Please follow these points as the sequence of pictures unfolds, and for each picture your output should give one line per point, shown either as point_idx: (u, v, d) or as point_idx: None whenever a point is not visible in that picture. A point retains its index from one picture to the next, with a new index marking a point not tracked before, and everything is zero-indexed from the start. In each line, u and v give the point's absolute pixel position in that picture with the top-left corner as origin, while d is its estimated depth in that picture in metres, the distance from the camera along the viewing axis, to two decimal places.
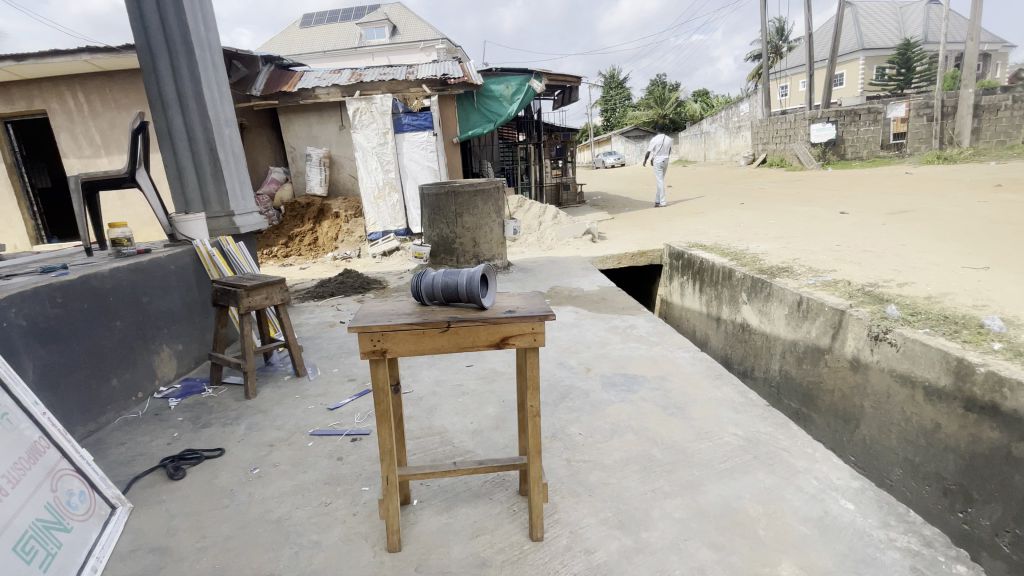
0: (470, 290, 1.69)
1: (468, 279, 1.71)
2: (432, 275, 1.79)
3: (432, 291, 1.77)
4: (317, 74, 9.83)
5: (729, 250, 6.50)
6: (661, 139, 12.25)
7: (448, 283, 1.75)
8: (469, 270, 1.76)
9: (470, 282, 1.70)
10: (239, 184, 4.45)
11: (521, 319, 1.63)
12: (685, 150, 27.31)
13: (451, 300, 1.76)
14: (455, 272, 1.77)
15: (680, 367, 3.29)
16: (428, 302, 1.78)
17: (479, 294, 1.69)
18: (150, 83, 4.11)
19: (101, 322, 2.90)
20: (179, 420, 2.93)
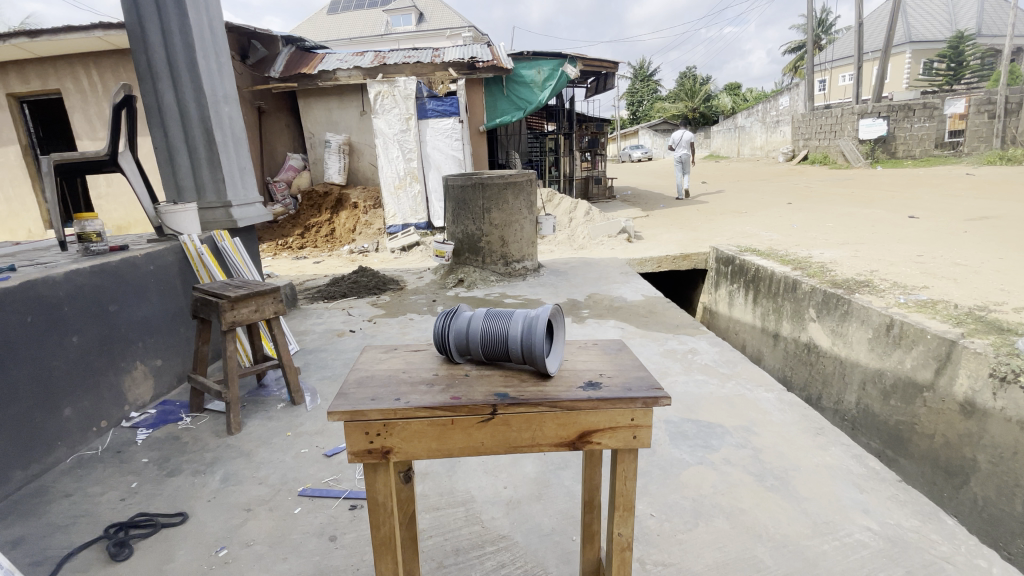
0: (527, 346, 1.05)
1: (528, 329, 1.06)
2: (469, 315, 1.15)
3: (466, 343, 1.13)
4: (339, 56, 9.27)
5: (789, 257, 5.72)
6: (682, 134, 11.51)
7: (495, 332, 1.11)
8: (529, 309, 1.11)
9: (530, 333, 1.06)
10: (238, 171, 3.86)
11: (614, 404, 0.99)
12: (717, 145, 26.14)
13: (496, 359, 1.12)
14: (503, 313, 1.13)
15: (767, 412, 2.60)
16: (460, 359, 1.15)
17: (542, 355, 1.04)
18: (139, 51, 3.54)
19: (52, 339, 2.32)
20: (141, 462, 2.36)
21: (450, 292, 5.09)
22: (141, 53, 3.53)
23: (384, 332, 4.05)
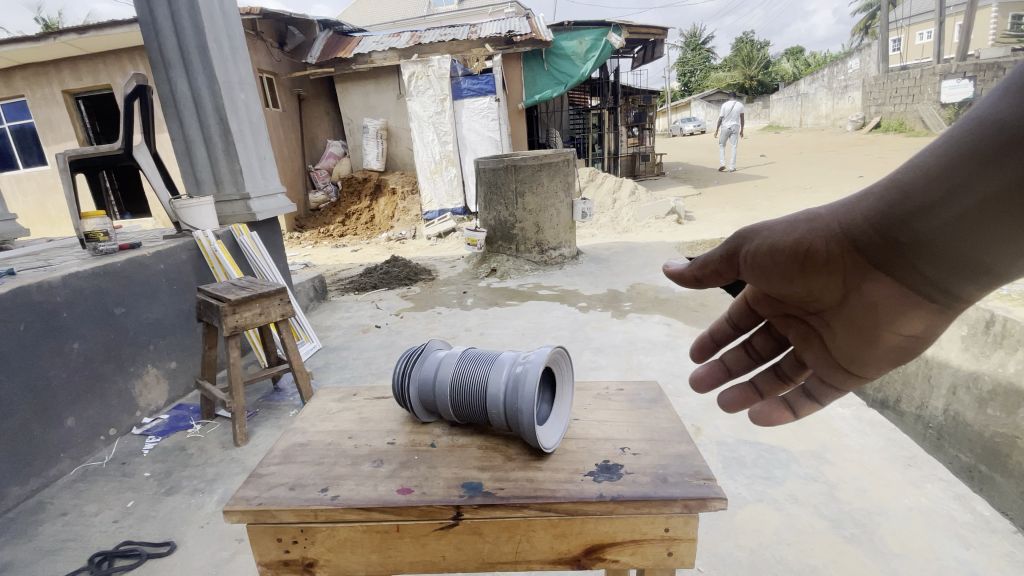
0: (514, 407, 0.98)
1: (503, 390, 1.02)
2: (458, 369, 1.11)
3: (456, 399, 1.09)
4: (375, 38, 9.06)
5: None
6: (731, 105, 10.93)
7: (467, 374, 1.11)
8: (510, 365, 1.05)
9: (516, 394, 0.98)
10: (257, 161, 3.68)
11: (631, 515, 0.89)
12: (777, 115, 24.32)
13: (486, 416, 1.06)
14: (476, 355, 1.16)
15: (843, 434, 2.17)
16: (451, 413, 1.10)
17: (528, 421, 0.96)
18: (150, 39, 3.39)
19: (48, 347, 2.23)
20: (143, 476, 2.23)
21: (482, 283, 4.80)
22: (152, 40, 3.39)
23: (410, 328, 3.80)
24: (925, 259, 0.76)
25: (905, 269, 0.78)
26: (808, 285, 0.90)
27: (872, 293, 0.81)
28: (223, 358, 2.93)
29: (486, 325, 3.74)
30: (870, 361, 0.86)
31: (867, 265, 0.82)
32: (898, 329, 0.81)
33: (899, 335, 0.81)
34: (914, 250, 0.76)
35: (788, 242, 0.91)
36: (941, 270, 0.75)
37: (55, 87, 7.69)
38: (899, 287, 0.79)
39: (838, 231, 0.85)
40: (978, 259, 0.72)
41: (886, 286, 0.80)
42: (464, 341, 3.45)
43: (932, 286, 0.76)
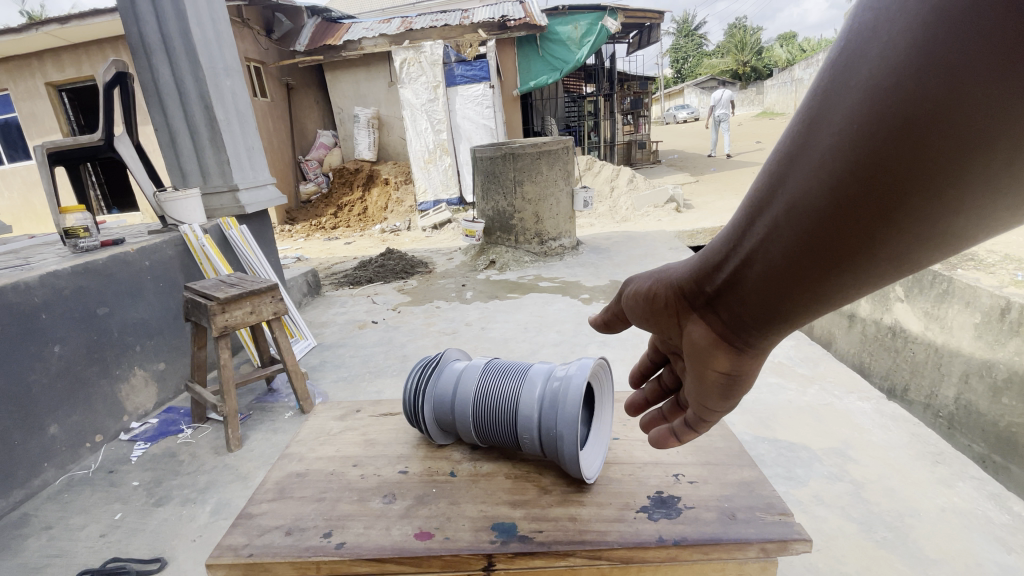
0: (553, 433, 1.13)
1: (546, 414, 1.16)
2: (486, 394, 1.27)
3: (491, 422, 1.25)
4: (365, 25, 8.84)
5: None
6: (721, 94, 11.08)
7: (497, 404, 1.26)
8: (550, 391, 1.18)
9: (557, 422, 1.13)
10: (246, 151, 3.53)
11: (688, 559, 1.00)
12: (772, 101, 24.13)
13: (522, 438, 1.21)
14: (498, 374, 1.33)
15: (866, 430, 2.09)
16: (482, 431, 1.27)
17: (570, 451, 1.10)
18: (130, 23, 3.20)
19: (26, 351, 2.09)
20: (132, 486, 2.11)
21: (481, 275, 4.68)
22: (132, 24, 3.20)
23: (409, 323, 3.68)
24: (723, 307, 0.77)
25: (712, 314, 0.79)
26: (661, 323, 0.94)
27: (692, 335, 0.84)
28: (213, 358, 2.80)
29: (487, 319, 3.62)
30: (704, 401, 0.88)
31: (690, 309, 0.84)
32: (715, 369, 0.83)
33: (718, 374, 0.83)
34: (716, 299, 0.77)
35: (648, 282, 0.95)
36: (734, 318, 0.75)
37: (38, 80, 7.44)
38: (710, 331, 0.80)
39: (675, 276, 0.87)
40: (755, 310, 0.72)
41: (701, 331, 0.82)
42: (465, 336, 3.34)
43: (729, 331, 0.77)
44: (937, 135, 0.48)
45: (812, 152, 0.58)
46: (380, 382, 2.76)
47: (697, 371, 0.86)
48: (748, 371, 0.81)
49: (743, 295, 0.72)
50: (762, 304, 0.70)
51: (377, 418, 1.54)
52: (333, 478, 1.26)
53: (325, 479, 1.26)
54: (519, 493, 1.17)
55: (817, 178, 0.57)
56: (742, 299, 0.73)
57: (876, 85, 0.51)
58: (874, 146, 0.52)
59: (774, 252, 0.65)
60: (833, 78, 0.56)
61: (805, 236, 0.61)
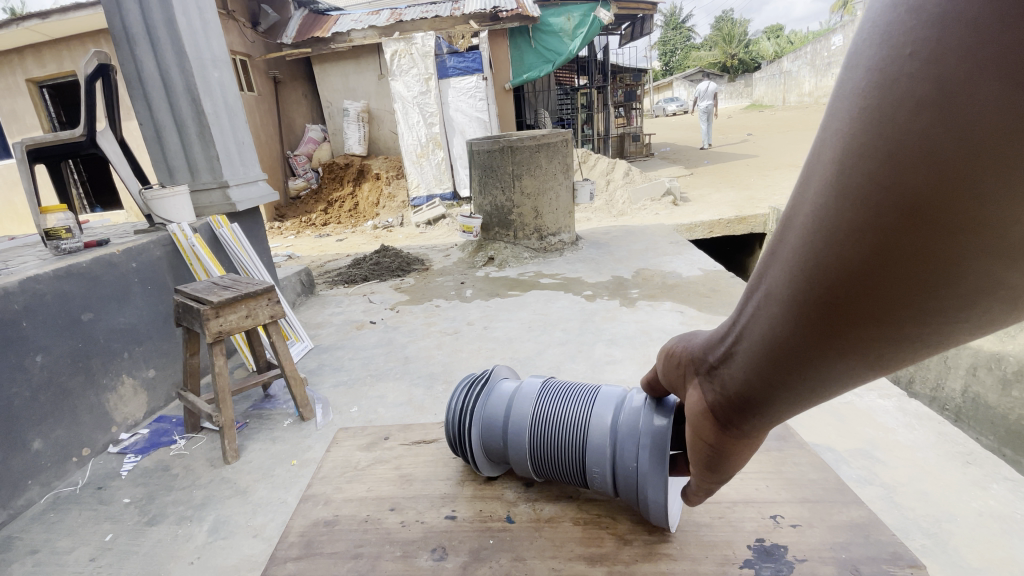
0: (629, 482, 1.23)
1: (622, 460, 1.25)
2: (555, 431, 1.38)
3: (561, 459, 1.36)
4: (353, 17, 8.64)
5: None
6: (705, 86, 11.23)
7: (565, 450, 1.35)
8: (627, 438, 1.26)
9: (634, 472, 1.22)
10: (235, 146, 3.38)
11: None
12: (761, 93, 24.10)
13: (596, 477, 1.31)
14: (543, 402, 1.45)
15: (890, 429, 2.02)
16: (551, 466, 1.39)
17: (648, 501, 1.19)
18: (110, 11, 3.03)
19: (6, 362, 1.95)
20: (122, 503, 1.98)
21: (479, 272, 4.57)
22: (113, 13, 3.03)
23: (408, 322, 3.57)
24: (718, 380, 0.75)
25: (708, 384, 0.78)
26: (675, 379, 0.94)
27: (692, 399, 0.83)
28: (206, 364, 2.68)
29: (490, 317, 3.52)
30: (701, 463, 0.88)
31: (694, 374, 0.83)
32: (707, 437, 0.82)
33: (709, 443, 0.82)
34: (714, 370, 0.76)
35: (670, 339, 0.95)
36: (726, 394, 0.74)
37: (17, 75, 7.15)
38: (706, 401, 0.79)
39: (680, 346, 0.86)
40: (745, 386, 0.70)
41: (699, 398, 0.81)
42: (467, 336, 3.23)
43: (722, 404, 0.76)
44: (917, 225, 0.48)
45: (800, 226, 0.58)
46: (384, 387, 2.65)
47: (693, 434, 0.85)
48: (743, 446, 0.80)
49: (735, 371, 0.71)
50: (752, 381, 0.69)
51: (408, 447, 1.67)
52: (369, 529, 1.34)
53: (362, 530, 1.34)
54: (592, 548, 1.24)
55: (805, 256, 0.57)
56: (735, 374, 0.71)
57: (858, 163, 0.51)
58: (861, 236, 0.52)
59: (763, 328, 0.64)
60: (818, 158, 0.56)
61: (793, 323, 0.60)
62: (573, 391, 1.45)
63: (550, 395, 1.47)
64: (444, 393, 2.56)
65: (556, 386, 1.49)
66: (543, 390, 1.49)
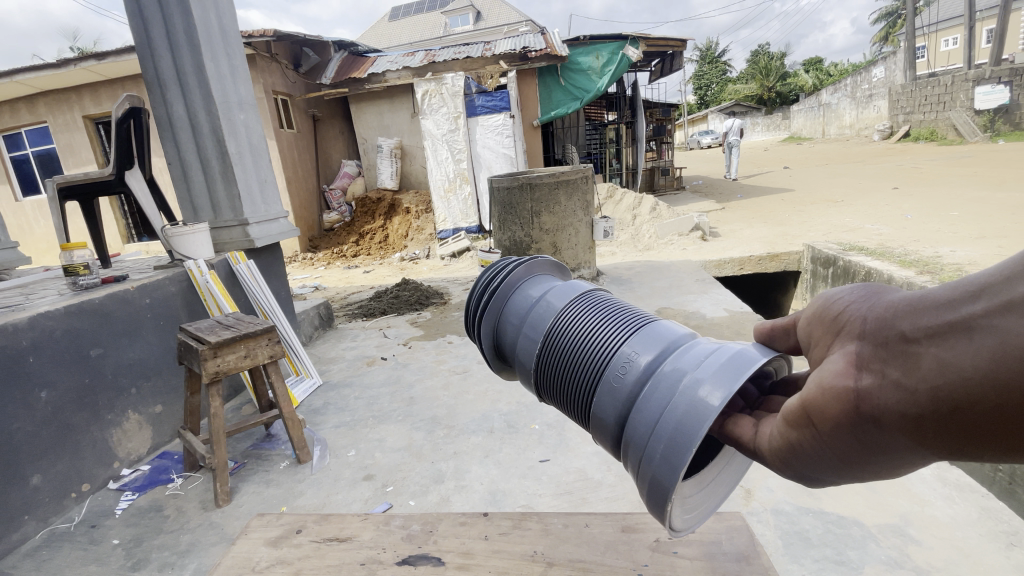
0: (634, 439, 1.05)
1: (632, 415, 1.07)
2: (574, 350, 1.27)
3: (574, 387, 1.26)
4: (390, 58, 8.98)
5: (903, 256, 4.61)
6: (732, 121, 11.28)
7: (576, 377, 1.25)
8: (648, 394, 1.05)
9: (644, 432, 1.03)
10: (257, 185, 3.48)
11: None
12: (798, 125, 23.66)
13: (601, 418, 1.16)
14: (572, 319, 1.33)
15: (926, 502, 1.80)
16: (560, 386, 1.31)
17: (648, 471, 1.00)
18: (146, 61, 3.22)
19: (10, 397, 1.98)
20: (111, 544, 1.96)
21: None
22: (149, 62, 3.22)
23: (419, 359, 3.52)
24: (905, 359, 0.64)
25: (884, 360, 0.67)
26: (815, 339, 0.82)
27: (834, 370, 0.71)
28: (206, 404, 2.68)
29: None
30: (793, 444, 0.79)
31: (852, 340, 0.72)
32: (820, 418, 0.72)
33: (821, 426, 0.72)
34: (906, 345, 0.64)
35: (825, 298, 0.83)
36: (911, 382, 0.63)
37: (75, 112, 7.70)
38: (864, 379, 0.67)
39: (851, 316, 0.75)
40: (954, 380, 0.60)
41: (847, 367, 0.70)
42: (476, 376, 3.13)
43: (893, 394, 0.65)
44: None
45: None
46: (385, 429, 2.58)
47: (801, 406, 0.75)
48: (864, 449, 0.70)
49: (953, 361, 0.60)
50: (974, 379, 0.58)
51: (318, 547, 1.34)
52: None
53: None
54: None
55: None
56: (946, 363, 0.60)
57: None
58: None
59: None
60: None
61: None
62: (620, 317, 1.27)
63: (591, 312, 1.32)
64: (444, 439, 2.46)
65: (605, 306, 1.33)
66: (586, 304, 1.36)
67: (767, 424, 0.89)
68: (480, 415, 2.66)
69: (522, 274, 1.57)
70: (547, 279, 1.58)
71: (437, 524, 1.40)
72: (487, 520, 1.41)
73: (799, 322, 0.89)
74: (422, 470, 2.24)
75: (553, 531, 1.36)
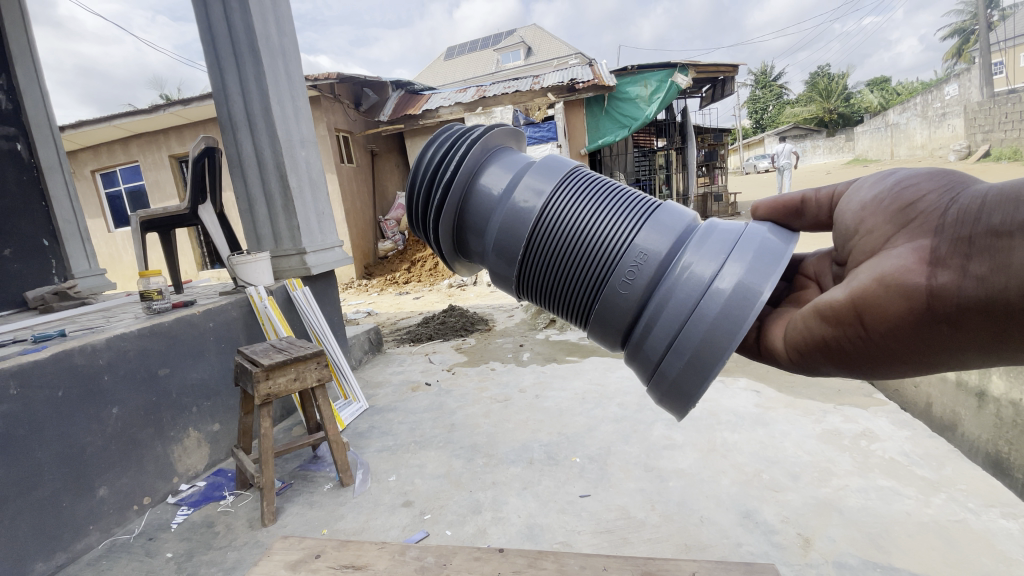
0: (648, 350, 0.98)
1: (645, 326, 0.98)
2: (569, 260, 1.10)
3: (573, 301, 1.12)
4: (443, 95, 9.36)
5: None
6: (787, 145, 10.96)
7: (578, 282, 1.09)
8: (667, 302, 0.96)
9: (661, 344, 0.95)
10: (315, 217, 3.68)
11: None
12: (864, 148, 22.51)
13: (607, 328, 1.06)
14: (562, 216, 1.10)
15: (1013, 561, 1.61)
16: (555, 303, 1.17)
17: (663, 380, 0.96)
18: (221, 105, 3.51)
19: (86, 412, 2.15)
20: (165, 557, 2.05)
21: (539, 335, 4.54)
22: (223, 105, 3.51)
23: (461, 386, 3.53)
24: (996, 256, 0.58)
25: (967, 254, 0.61)
26: (867, 230, 0.76)
27: (903, 266, 0.66)
28: (258, 425, 2.80)
29: (543, 385, 3.38)
30: (826, 341, 0.76)
31: (927, 234, 0.66)
32: (875, 314, 0.68)
33: (871, 325, 0.69)
34: (999, 238, 0.58)
35: (891, 185, 0.76)
36: (999, 278, 0.57)
37: (163, 152, 8.50)
38: (942, 275, 0.62)
39: (927, 207, 0.68)
40: None
41: (918, 264, 0.65)
42: (518, 405, 3.10)
43: (974, 290, 0.59)
44: None
45: None
46: (424, 457, 2.59)
47: (848, 303, 0.71)
48: (918, 347, 0.67)
49: None
50: None
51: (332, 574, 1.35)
52: None
53: None
54: None
55: None
56: None
57: None
58: None
59: None
60: None
61: None
62: (625, 201, 1.12)
63: (587, 195, 1.12)
64: (483, 469, 2.44)
65: (600, 189, 1.14)
66: (577, 185, 1.14)
67: (776, 322, 0.89)
68: (520, 445, 2.63)
69: (482, 149, 1.19)
70: (507, 152, 1.24)
71: (451, 557, 1.39)
72: (501, 557, 1.38)
73: (842, 212, 0.83)
74: (460, 500, 2.23)
75: (569, 572, 1.32)
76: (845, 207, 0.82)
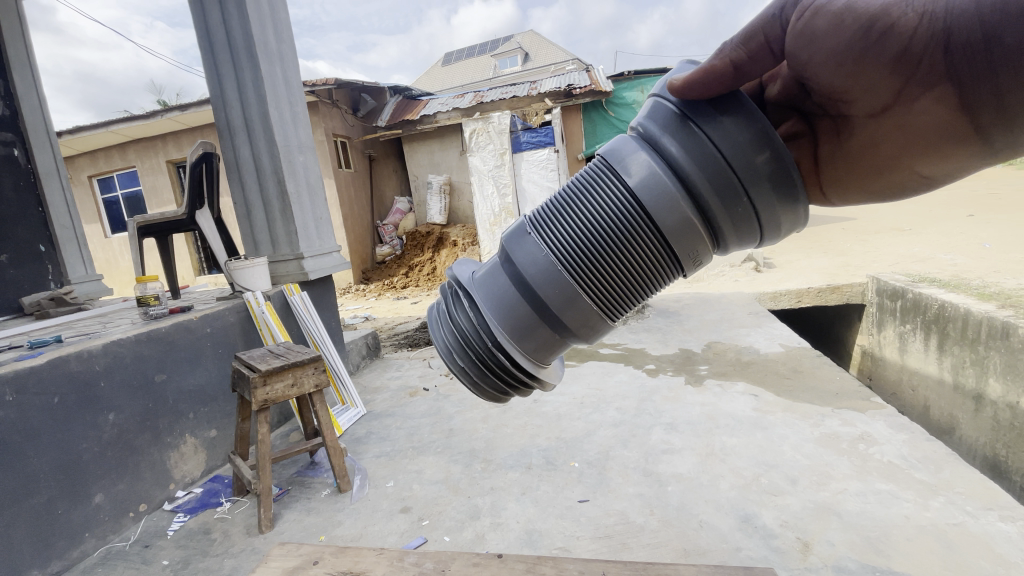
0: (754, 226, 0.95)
1: (733, 213, 0.93)
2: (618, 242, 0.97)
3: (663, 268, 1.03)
4: (441, 100, 9.42)
5: (968, 281, 3.95)
6: None
7: (645, 257, 0.98)
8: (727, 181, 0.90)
9: (758, 211, 0.92)
10: (313, 222, 3.69)
11: None
12: None
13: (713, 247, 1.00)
14: (559, 241, 1.00)
15: (1011, 565, 1.62)
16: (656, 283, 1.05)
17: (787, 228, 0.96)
18: (219, 111, 3.52)
19: (82, 419, 2.14)
20: (161, 565, 2.04)
21: None
22: (221, 111, 3.51)
23: (460, 391, 3.52)
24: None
25: (999, 100, 0.66)
26: (862, 85, 0.75)
27: (939, 120, 0.72)
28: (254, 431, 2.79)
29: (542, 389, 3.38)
30: (888, 185, 0.85)
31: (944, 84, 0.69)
32: (936, 163, 0.77)
33: (931, 167, 0.78)
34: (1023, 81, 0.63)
35: (856, 19, 0.71)
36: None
37: (161, 158, 8.52)
38: (979, 119, 0.69)
39: (922, 48, 0.68)
40: None
41: (953, 113, 0.70)
42: (516, 409, 3.10)
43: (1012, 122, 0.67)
44: None
45: None
46: (423, 462, 2.59)
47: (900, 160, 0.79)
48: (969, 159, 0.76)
49: None
50: None
51: None
52: None
53: None
54: None
55: None
56: None
57: None
58: None
59: None
60: None
61: None
62: (580, 189, 1.03)
63: (552, 218, 1.04)
64: (481, 474, 2.44)
65: (549, 198, 1.09)
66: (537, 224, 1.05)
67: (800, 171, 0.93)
68: (519, 449, 2.62)
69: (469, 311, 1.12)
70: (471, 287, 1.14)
71: (450, 563, 1.38)
72: (501, 563, 1.37)
73: (809, 64, 0.78)
74: (459, 505, 2.22)
75: None
76: (800, 55, 0.77)
